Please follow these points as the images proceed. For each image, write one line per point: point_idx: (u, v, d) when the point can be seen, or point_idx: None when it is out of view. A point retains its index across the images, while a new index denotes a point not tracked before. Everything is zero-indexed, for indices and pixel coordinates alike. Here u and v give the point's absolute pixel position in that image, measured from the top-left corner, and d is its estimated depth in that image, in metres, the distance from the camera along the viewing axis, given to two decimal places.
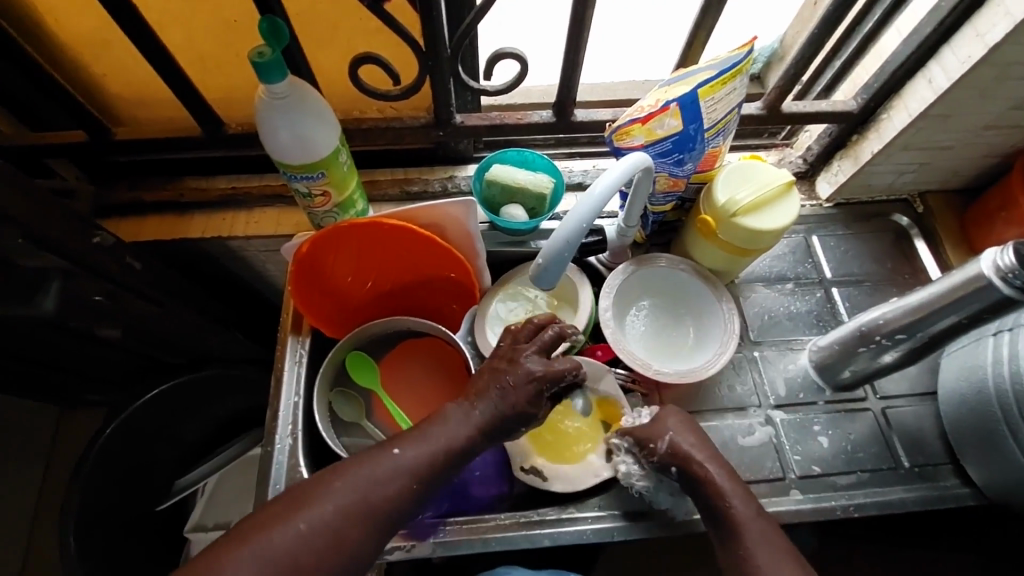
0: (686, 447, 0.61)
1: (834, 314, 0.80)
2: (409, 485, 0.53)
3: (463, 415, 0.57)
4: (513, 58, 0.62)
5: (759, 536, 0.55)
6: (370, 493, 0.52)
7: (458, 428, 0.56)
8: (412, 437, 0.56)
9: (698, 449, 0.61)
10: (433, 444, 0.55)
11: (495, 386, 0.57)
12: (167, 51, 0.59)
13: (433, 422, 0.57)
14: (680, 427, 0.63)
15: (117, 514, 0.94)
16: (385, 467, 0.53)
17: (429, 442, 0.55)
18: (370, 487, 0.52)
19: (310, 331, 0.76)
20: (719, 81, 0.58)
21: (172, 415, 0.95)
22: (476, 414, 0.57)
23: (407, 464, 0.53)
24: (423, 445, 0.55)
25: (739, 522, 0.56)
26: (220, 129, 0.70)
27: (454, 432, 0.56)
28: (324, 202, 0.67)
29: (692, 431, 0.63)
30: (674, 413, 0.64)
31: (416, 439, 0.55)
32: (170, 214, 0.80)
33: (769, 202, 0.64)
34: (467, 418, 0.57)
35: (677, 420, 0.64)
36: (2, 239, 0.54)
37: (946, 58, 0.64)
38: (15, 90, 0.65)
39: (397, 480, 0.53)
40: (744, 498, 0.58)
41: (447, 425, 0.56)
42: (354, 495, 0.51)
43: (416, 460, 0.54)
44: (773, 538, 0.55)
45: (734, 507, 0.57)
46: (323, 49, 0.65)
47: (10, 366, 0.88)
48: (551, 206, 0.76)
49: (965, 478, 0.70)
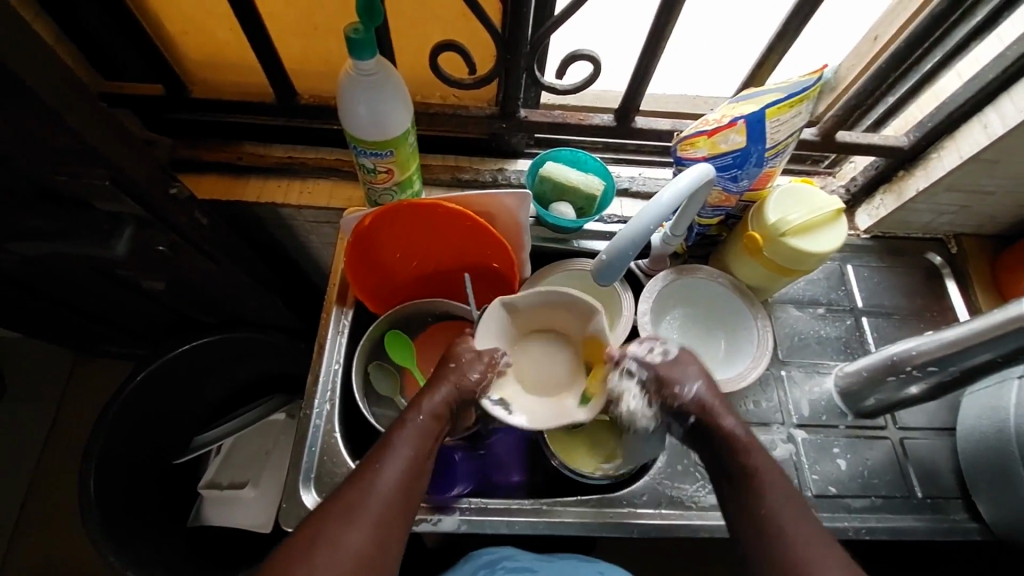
0: (713, 402, 0.59)
1: (862, 342, 0.82)
2: (406, 476, 0.54)
3: (414, 415, 0.58)
4: (588, 60, 0.64)
5: (801, 534, 0.52)
6: (381, 498, 0.52)
7: (419, 425, 0.57)
8: (383, 448, 0.55)
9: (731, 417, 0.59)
10: (404, 444, 0.55)
11: (445, 380, 0.60)
12: (259, 19, 0.61)
13: (393, 433, 0.56)
14: (700, 378, 0.61)
15: (142, 461, 0.97)
16: (377, 478, 0.53)
17: (401, 446, 0.55)
18: (376, 494, 0.52)
19: (354, 304, 0.78)
20: (788, 104, 0.60)
21: (200, 370, 0.98)
22: (425, 403, 0.58)
23: (397, 465, 0.54)
24: (396, 448, 0.55)
25: (776, 523, 0.53)
26: (292, 98, 0.72)
27: (422, 424, 0.57)
28: (386, 179, 0.69)
29: (714, 386, 0.61)
30: (693, 363, 0.62)
31: (392, 447, 0.55)
32: (226, 175, 0.81)
33: (818, 226, 0.66)
34: (420, 415, 0.58)
35: (690, 362, 0.62)
36: (92, 179, 0.59)
37: (1005, 106, 0.66)
38: (103, 38, 0.67)
39: (395, 480, 0.53)
40: (762, 454, 0.57)
41: (408, 426, 0.57)
42: (370, 505, 0.51)
43: (399, 460, 0.54)
44: (818, 537, 0.52)
45: (770, 497, 0.54)
46: (405, 33, 0.67)
47: (50, 307, 0.91)
48: (599, 208, 0.78)
49: (973, 513, 0.72)
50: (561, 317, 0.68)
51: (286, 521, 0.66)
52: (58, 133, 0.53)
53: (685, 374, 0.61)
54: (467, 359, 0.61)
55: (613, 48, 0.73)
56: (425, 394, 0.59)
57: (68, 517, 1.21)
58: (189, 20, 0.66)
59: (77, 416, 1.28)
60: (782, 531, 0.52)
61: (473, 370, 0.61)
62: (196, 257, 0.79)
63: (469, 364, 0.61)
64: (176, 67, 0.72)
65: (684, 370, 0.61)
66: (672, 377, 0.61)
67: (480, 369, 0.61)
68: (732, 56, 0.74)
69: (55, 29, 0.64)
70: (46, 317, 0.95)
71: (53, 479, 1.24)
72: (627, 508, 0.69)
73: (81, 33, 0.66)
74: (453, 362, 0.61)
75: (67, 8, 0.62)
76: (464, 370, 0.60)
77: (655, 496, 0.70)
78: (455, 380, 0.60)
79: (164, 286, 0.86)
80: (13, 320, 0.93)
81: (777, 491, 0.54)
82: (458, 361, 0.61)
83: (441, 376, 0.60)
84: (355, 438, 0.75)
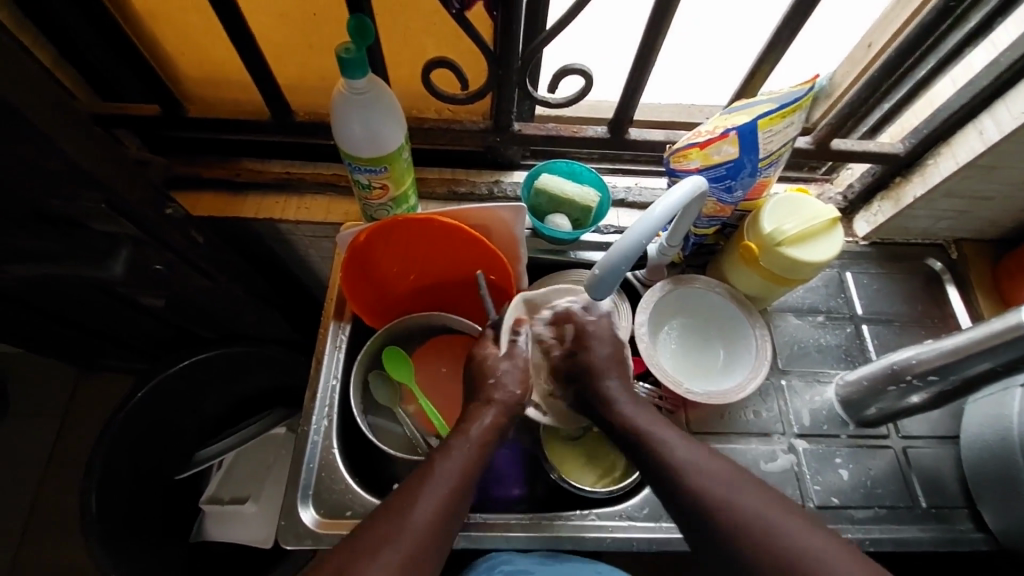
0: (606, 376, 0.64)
1: (862, 350, 0.81)
2: (445, 506, 0.54)
3: (459, 442, 0.59)
4: (579, 74, 0.64)
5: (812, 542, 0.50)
6: (418, 529, 0.52)
7: (463, 453, 0.58)
8: (421, 479, 0.55)
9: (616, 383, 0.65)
10: (445, 474, 0.56)
11: (487, 405, 0.62)
12: (252, 39, 0.62)
13: (436, 459, 0.57)
14: (607, 342, 0.67)
15: (143, 477, 0.96)
16: (415, 509, 0.53)
17: (444, 473, 0.56)
18: (415, 525, 0.52)
19: (351, 318, 0.79)
20: (780, 114, 0.60)
21: (200, 385, 0.98)
22: (472, 430, 0.60)
23: (434, 496, 0.54)
24: (439, 476, 0.55)
25: (799, 556, 0.49)
26: (288, 116, 0.73)
27: (467, 451, 0.58)
28: (381, 195, 0.69)
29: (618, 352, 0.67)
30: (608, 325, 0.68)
31: (432, 477, 0.55)
32: (223, 192, 0.82)
33: (813, 235, 0.66)
34: (466, 441, 0.59)
35: (605, 331, 0.67)
36: (88, 203, 0.62)
37: (999, 112, 0.66)
38: (99, 62, 0.68)
39: (435, 511, 0.53)
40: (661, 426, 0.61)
41: (450, 456, 0.57)
42: (406, 536, 0.51)
43: (438, 492, 0.54)
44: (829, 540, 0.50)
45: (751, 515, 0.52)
46: (399, 50, 0.68)
47: (51, 324, 0.91)
48: (595, 219, 0.78)
49: (979, 523, 0.71)
50: None
51: (284, 538, 0.66)
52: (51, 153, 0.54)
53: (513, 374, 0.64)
54: (506, 375, 0.64)
55: (605, 60, 0.73)
56: (470, 421, 0.61)
57: (72, 531, 1.21)
58: (184, 41, 0.67)
59: (81, 430, 1.29)
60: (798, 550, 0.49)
61: (514, 384, 0.63)
62: (193, 274, 0.81)
63: (508, 381, 0.63)
64: (172, 87, 0.73)
65: (600, 326, 0.67)
66: (589, 338, 0.66)
67: (519, 380, 0.64)
68: (726, 65, 0.74)
69: (53, 53, 0.65)
70: (48, 333, 0.96)
71: (58, 493, 1.24)
72: (629, 521, 0.68)
73: (78, 56, 0.67)
74: (494, 379, 0.63)
75: (63, 33, 0.63)
76: (507, 387, 0.63)
77: (656, 510, 0.69)
78: (498, 400, 0.62)
79: (163, 303, 0.87)
80: (16, 338, 0.94)
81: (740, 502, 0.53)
82: (497, 378, 0.63)
83: (485, 399, 0.62)
84: (354, 455, 0.75)
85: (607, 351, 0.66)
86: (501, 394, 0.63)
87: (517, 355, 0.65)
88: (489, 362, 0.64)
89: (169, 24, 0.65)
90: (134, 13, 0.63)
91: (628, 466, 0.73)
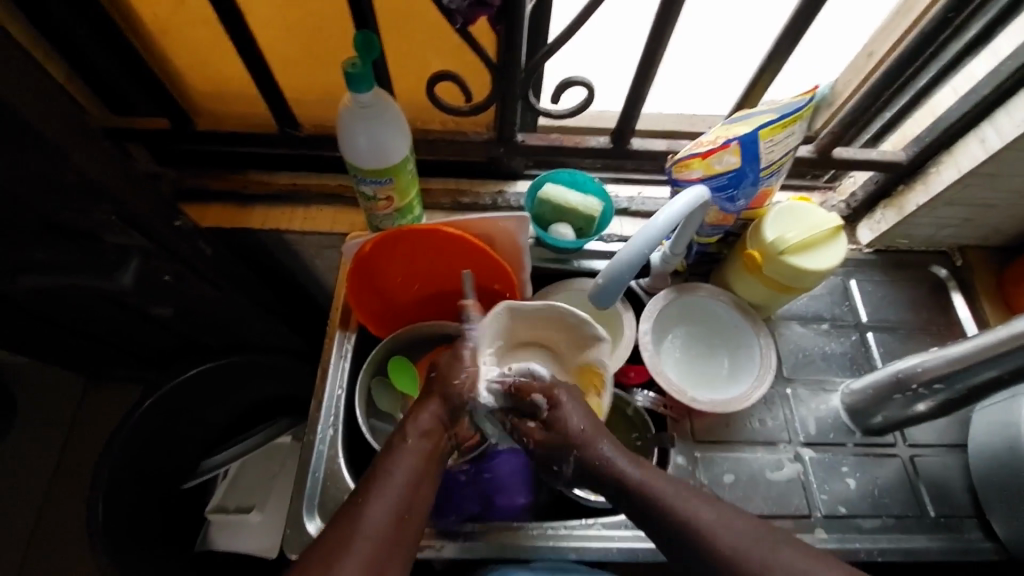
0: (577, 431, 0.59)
1: (868, 358, 0.81)
2: (398, 508, 0.53)
3: (401, 440, 0.57)
4: (581, 86, 0.65)
5: (747, 546, 0.51)
6: (370, 535, 0.51)
7: (409, 450, 0.57)
8: (373, 479, 0.54)
9: (611, 446, 0.59)
10: (393, 473, 0.55)
11: (432, 399, 0.60)
12: (261, 56, 0.63)
13: (382, 462, 0.56)
14: (578, 410, 0.61)
15: (149, 486, 0.96)
16: (366, 513, 0.52)
17: (391, 474, 0.55)
18: (367, 527, 0.51)
19: (356, 328, 0.80)
20: (780, 124, 0.61)
21: (208, 395, 0.98)
22: (412, 426, 0.58)
23: (386, 498, 0.53)
24: (386, 478, 0.54)
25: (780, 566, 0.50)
26: (296, 128, 0.74)
27: (411, 448, 0.57)
28: (386, 206, 0.70)
29: (589, 415, 0.61)
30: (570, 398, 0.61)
31: (381, 479, 0.54)
32: (231, 203, 0.83)
33: (817, 243, 0.66)
34: (410, 437, 0.57)
35: (575, 403, 0.61)
36: (99, 215, 0.65)
37: (1000, 121, 0.66)
38: (110, 78, 0.69)
39: (387, 511, 0.52)
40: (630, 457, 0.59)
41: (396, 456, 0.56)
42: (362, 541, 0.51)
43: (388, 492, 0.53)
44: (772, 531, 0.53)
45: (702, 521, 0.53)
46: (403, 63, 0.69)
47: (62, 333, 0.93)
48: (598, 228, 0.78)
49: (988, 532, 0.70)
50: (561, 334, 0.71)
51: (290, 548, 0.66)
52: (65, 165, 0.57)
53: (452, 366, 0.62)
54: (447, 367, 0.62)
55: (608, 71, 0.74)
56: (415, 414, 0.59)
57: (77, 541, 1.21)
58: (193, 57, 0.68)
59: (88, 438, 1.30)
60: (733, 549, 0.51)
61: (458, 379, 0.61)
62: (199, 283, 0.84)
63: (451, 372, 0.61)
64: (182, 102, 0.74)
65: (565, 402, 0.61)
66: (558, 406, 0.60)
67: (463, 371, 0.61)
68: (727, 74, 0.75)
69: (68, 70, 0.67)
70: (58, 342, 0.97)
71: (64, 504, 1.24)
72: (635, 531, 0.68)
73: (91, 74, 0.69)
74: (436, 373, 0.62)
75: (75, 49, 0.64)
76: (447, 378, 0.61)
77: None
78: (442, 394, 0.60)
79: (170, 312, 0.89)
80: (28, 348, 0.95)
81: (682, 496, 0.55)
82: (439, 372, 0.61)
83: (428, 392, 0.61)
84: (359, 464, 0.76)
85: (580, 420, 0.60)
86: (442, 388, 0.61)
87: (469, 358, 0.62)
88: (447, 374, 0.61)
89: (180, 41, 0.66)
90: (147, 30, 0.65)
91: None
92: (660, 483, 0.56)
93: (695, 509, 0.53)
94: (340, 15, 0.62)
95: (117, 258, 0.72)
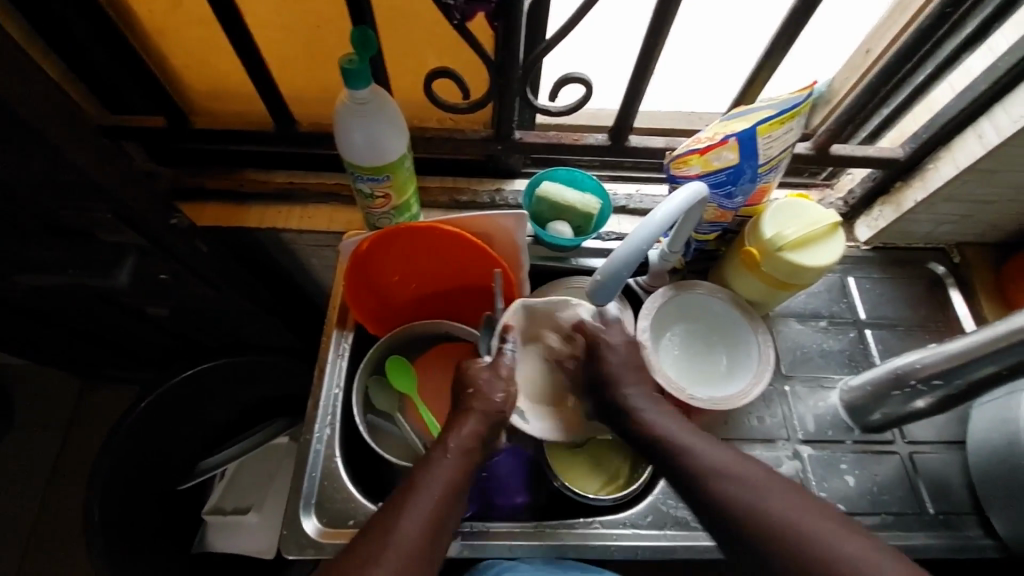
0: (618, 370, 0.65)
1: (866, 355, 0.81)
2: (433, 520, 0.53)
3: (440, 452, 0.58)
4: (579, 83, 0.65)
5: (795, 518, 0.51)
6: (404, 546, 0.51)
7: (447, 464, 0.57)
8: (408, 491, 0.55)
9: (634, 389, 0.64)
10: (431, 485, 0.55)
11: (473, 411, 0.61)
12: (258, 54, 0.63)
13: (419, 471, 0.57)
14: (624, 354, 0.66)
15: (145, 488, 0.95)
16: (401, 523, 0.52)
17: (427, 485, 0.55)
18: (400, 539, 0.51)
19: (354, 327, 0.79)
20: (778, 120, 0.61)
21: (204, 395, 0.98)
22: (451, 439, 0.59)
23: (420, 509, 0.53)
24: (424, 488, 0.55)
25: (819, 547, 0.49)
26: (292, 126, 0.74)
27: (450, 462, 0.57)
28: (384, 204, 0.70)
29: (636, 354, 0.67)
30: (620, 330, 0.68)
31: (420, 490, 0.55)
32: (227, 202, 0.83)
33: (814, 239, 0.66)
34: (448, 450, 0.58)
35: (623, 342, 0.67)
36: (96, 212, 0.64)
37: (998, 116, 0.66)
38: (105, 76, 0.69)
39: (421, 523, 0.52)
40: (684, 429, 0.61)
41: (433, 467, 0.57)
42: (394, 551, 0.50)
43: (423, 504, 0.54)
44: (819, 514, 0.52)
45: (747, 497, 0.53)
46: (400, 60, 0.69)
47: (56, 334, 0.92)
48: (596, 226, 0.78)
49: (987, 529, 0.70)
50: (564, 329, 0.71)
51: (287, 548, 0.66)
52: (61, 162, 0.56)
53: (489, 384, 0.63)
54: (486, 383, 0.63)
55: (606, 68, 0.74)
56: (456, 424, 0.60)
57: (72, 543, 1.21)
58: (188, 54, 0.68)
59: (82, 441, 1.29)
60: (785, 524, 0.51)
61: (495, 393, 0.62)
62: (195, 282, 0.83)
63: (490, 389, 0.62)
64: (177, 100, 0.74)
65: (614, 337, 0.67)
66: (602, 354, 0.66)
67: (501, 390, 0.63)
68: (725, 71, 0.75)
69: (63, 68, 0.66)
70: (54, 343, 0.96)
71: (60, 508, 1.23)
72: (634, 529, 0.68)
73: (86, 71, 0.68)
74: (473, 389, 0.62)
75: (70, 46, 0.64)
76: (485, 394, 0.62)
77: (658, 519, 0.69)
78: (479, 408, 0.61)
79: (167, 312, 0.89)
80: (21, 349, 0.95)
81: (740, 482, 0.54)
82: (478, 386, 0.62)
83: (466, 406, 0.61)
84: (356, 463, 0.75)
85: (624, 358, 0.66)
86: (482, 403, 0.62)
87: (502, 364, 0.64)
88: (486, 380, 0.63)
89: (176, 40, 0.66)
90: (141, 28, 0.64)
91: (632, 474, 0.73)
92: (701, 444, 0.58)
93: (743, 487, 0.54)
94: (336, 11, 0.62)
95: (112, 258, 0.72)
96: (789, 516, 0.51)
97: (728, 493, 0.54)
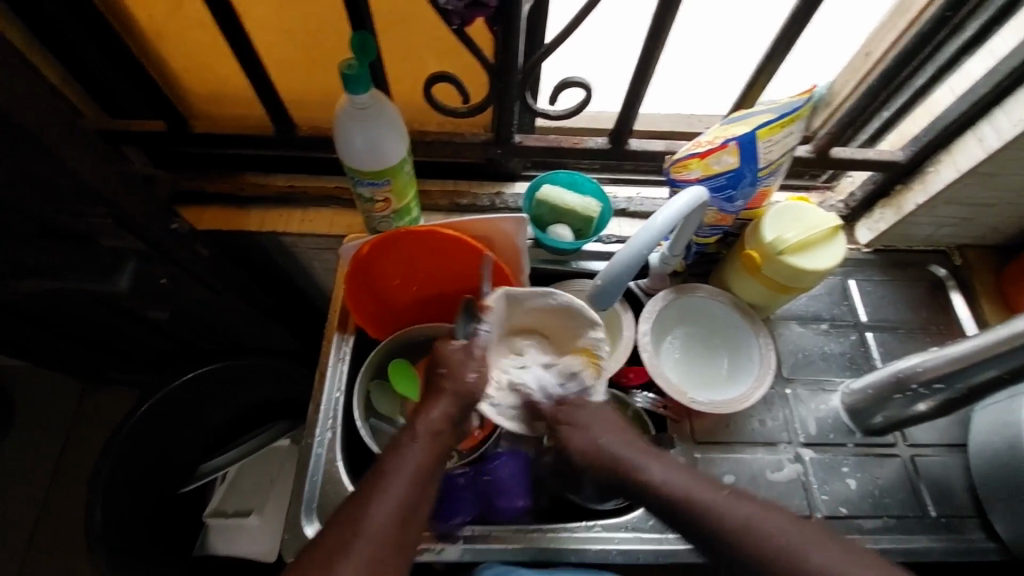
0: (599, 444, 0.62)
1: (867, 358, 0.81)
2: (403, 506, 0.53)
3: (409, 437, 0.57)
4: (579, 87, 0.65)
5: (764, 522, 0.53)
6: (374, 532, 0.51)
7: (416, 447, 0.57)
8: (379, 476, 0.54)
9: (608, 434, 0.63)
10: (400, 468, 0.55)
11: (445, 391, 0.60)
12: (257, 58, 0.63)
13: (389, 457, 0.56)
14: (600, 420, 0.64)
15: (146, 491, 0.96)
16: (371, 510, 0.52)
17: (396, 470, 0.55)
18: (370, 527, 0.51)
19: (355, 330, 0.79)
20: (778, 124, 0.61)
21: (205, 398, 0.98)
22: (421, 424, 0.58)
23: (390, 495, 0.53)
24: (394, 473, 0.54)
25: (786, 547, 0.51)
26: (293, 130, 0.74)
27: (419, 446, 0.57)
28: (384, 208, 0.70)
29: (604, 418, 0.64)
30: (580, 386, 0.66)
31: (389, 477, 0.54)
32: (227, 206, 0.83)
33: (814, 243, 0.66)
34: (418, 434, 0.57)
35: (593, 414, 0.64)
36: (95, 217, 0.64)
37: (998, 119, 0.65)
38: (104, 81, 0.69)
39: (391, 510, 0.52)
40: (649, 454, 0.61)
41: (401, 452, 0.56)
42: (365, 539, 0.50)
43: (393, 491, 0.53)
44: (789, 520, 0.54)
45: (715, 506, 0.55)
46: (400, 64, 0.69)
47: (57, 338, 0.93)
48: (597, 229, 0.78)
49: (990, 532, 0.70)
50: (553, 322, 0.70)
51: (288, 552, 0.66)
52: (60, 167, 0.57)
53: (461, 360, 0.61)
54: (459, 362, 0.61)
55: (606, 72, 0.74)
56: (426, 407, 0.59)
57: (74, 546, 1.21)
58: (187, 58, 0.68)
59: (85, 443, 1.29)
60: (758, 531, 0.52)
61: (468, 373, 0.61)
62: (196, 286, 0.83)
63: (462, 368, 0.61)
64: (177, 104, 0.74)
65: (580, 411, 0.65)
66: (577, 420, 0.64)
67: (474, 369, 0.62)
68: (725, 74, 0.75)
69: (63, 73, 0.66)
70: (55, 347, 0.97)
71: (63, 511, 1.24)
72: (636, 534, 0.68)
73: (86, 77, 0.68)
74: (445, 369, 0.61)
75: (69, 51, 0.64)
76: (459, 373, 0.61)
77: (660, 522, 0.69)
78: (451, 389, 0.60)
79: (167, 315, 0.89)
80: (22, 353, 0.95)
81: (709, 493, 0.56)
82: (451, 367, 0.61)
83: (437, 387, 0.60)
84: (357, 467, 0.75)
85: (601, 434, 0.63)
86: (454, 383, 0.60)
87: (476, 345, 0.62)
88: (461, 363, 0.61)
89: (176, 45, 0.66)
90: (141, 32, 0.64)
91: None
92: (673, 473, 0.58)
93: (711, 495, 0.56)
94: (335, 15, 0.62)
95: (113, 262, 0.73)
96: (764, 525, 0.53)
97: (700, 505, 0.55)
